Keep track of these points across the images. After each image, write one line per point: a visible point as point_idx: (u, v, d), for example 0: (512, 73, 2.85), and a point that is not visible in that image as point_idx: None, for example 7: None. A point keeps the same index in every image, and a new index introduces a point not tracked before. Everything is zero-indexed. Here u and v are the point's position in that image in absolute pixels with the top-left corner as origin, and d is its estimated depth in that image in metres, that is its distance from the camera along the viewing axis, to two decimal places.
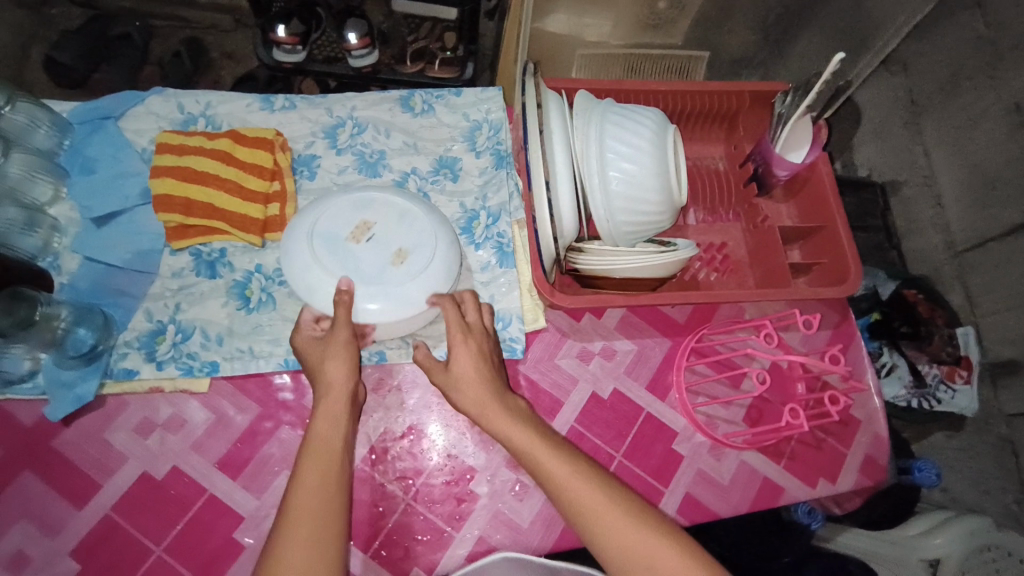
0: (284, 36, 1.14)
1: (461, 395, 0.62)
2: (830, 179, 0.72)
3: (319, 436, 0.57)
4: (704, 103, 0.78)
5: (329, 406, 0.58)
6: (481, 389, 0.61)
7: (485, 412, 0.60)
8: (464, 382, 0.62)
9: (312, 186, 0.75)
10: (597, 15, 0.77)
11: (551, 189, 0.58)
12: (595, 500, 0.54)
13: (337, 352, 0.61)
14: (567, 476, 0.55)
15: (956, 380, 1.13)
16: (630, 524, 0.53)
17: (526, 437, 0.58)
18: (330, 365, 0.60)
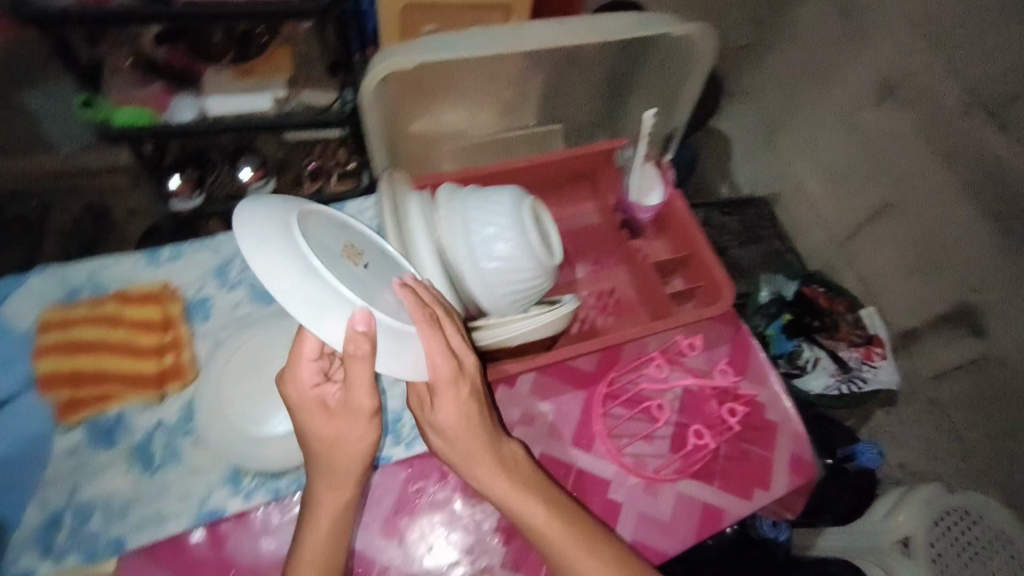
0: (179, 186, 1.21)
1: (451, 448, 0.59)
2: (685, 211, 0.80)
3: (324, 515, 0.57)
4: (565, 170, 0.86)
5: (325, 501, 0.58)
6: (476, 443, 0.58)
7: (483, 474, 0.59)
8: (454, 435, 0.58)
9: (209, 327, 0.72)
10: (449, 109, 0.82)
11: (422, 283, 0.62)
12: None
13: (340, 420, 0.56)
14: (573, 551, 0.57)
15: (874, 358, 1.20)
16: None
17: (531, 510, 0.59)
18: (336, 438, 0.56)
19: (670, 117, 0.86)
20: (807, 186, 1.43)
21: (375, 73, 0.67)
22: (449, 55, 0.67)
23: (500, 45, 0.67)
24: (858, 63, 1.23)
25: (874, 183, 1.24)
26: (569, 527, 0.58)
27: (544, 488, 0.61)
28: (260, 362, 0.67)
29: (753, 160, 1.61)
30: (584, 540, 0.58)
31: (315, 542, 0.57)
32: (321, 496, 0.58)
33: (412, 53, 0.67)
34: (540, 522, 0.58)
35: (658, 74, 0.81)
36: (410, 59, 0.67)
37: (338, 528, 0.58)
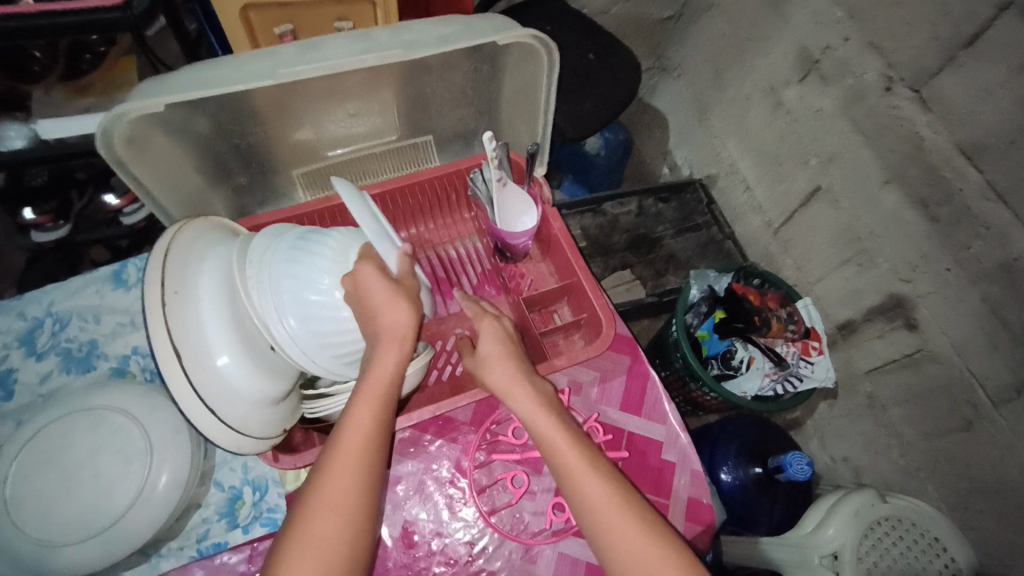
0: (36, 217, 1.07)
1: (489, 371, 0.60)
2: (564, 234, 0.72)
3: (373, 386, 0.52)
4: (433, 189, 0.76)
5: (375, 384, 0.53)
6: (509, 367, 0.60)
7: (519, 403, 0.58)
8: (497, 358, 0.60)
9: (10, 406, 0.63)
10: (288, 132, 0.71)
11: (207, 368, 0.49)
12: (608, 499, 0.52)
13: (388, 299, 0.53)
14: (582, 473, 0.54)
15: (811, 353, 1.15)
16: (640, 539, 0.50)
17: (554, 429, 0.56)
18: (387, 314, 0.53)
19: (533, 128, 0.80)
20: (742, 167, 1.34)
21: (129, 110, 0.55)
22: (216, 90, 0.55)
23: (276, 77, 0.56)
24: (781, 36, 1.13)
25: (803, 164, 1.15)
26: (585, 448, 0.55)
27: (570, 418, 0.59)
28: (67, 443, 0.58)
29: (688, 141, 1.51)
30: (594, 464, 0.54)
31: (353, 429, 0.51)
32: (371, 383, 0.53)
33: (172, 89, 0.55)
34: (560, 443, 0.55)
35: (513, 77, 0.73)
36: (167, 97, 0.55)
37: (386, 411, 0.53)
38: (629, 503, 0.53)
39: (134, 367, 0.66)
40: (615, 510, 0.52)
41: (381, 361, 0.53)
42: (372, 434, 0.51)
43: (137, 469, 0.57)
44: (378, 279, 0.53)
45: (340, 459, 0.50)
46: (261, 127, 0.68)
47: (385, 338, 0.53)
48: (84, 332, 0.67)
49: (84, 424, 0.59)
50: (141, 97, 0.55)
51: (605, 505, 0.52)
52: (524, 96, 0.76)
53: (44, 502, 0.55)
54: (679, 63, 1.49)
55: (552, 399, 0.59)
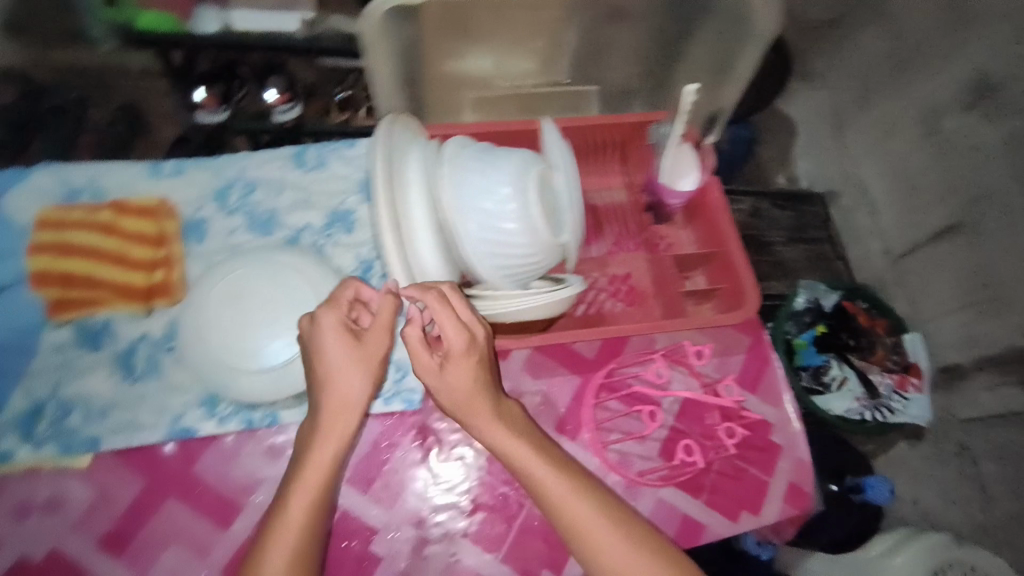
0: (204, 100, 1.15)
1: (451, 404, 0.55)
2: (721, 202, 0.71)
3: (316, 463, 0.50)
4: (594, 136, 0.77)
5: (318, 460, 0.51)
6: (476, 397, 0.54)
7: (489, 432, 0.55)
8: (459, 401, 0.54)
9: (202, 250, 0.71)
10: (472, 54, 0.75)
11: (410, 247, 0.55)
12: (605, 540, 0.50)
13: (349, 366, 0.52)
14: (565, 496, 0.52)
15: (908, 388, 1.09)
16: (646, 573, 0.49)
17: (534, 470, 0.53)
18: (340, 383, 0.52)
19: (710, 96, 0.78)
20: (872, 192, 1.26)
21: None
22: None
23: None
24: (953, 59, 1.05)
25: (949, 197, 1.09)
26: (560, 470, 0.53)
27: (537, 433, 0.57)
28: (243, 291, 0.65)
29: (810, 153, 1.42)
30: (573, 485, 0.53)
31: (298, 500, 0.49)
32: (325, 433, 0.51)
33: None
34: (543, 479, 0.53)
35: (701, 45, 0.73)
36: None
37: (330, 483, 0.51)
38: (631, 533, 0.51)
39: (305, 240, 0.73)
40: (605, 532, 0.51)
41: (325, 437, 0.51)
42: (313, 507, 0.49)
43: None
44: (342, 345, 0.52)
45: (292, 529, 0.48)
46: (457, 44, 0.72)
47: (328, 410, 0.52)
48: (268, 201, 0.74)
49: (258, 277, 0.65)
50: None
51: (596, 526, 0.51)
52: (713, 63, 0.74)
53: (226, 335, 0.63)
54: (823, 71, 1.38)
55: (518, 416, 0.56)
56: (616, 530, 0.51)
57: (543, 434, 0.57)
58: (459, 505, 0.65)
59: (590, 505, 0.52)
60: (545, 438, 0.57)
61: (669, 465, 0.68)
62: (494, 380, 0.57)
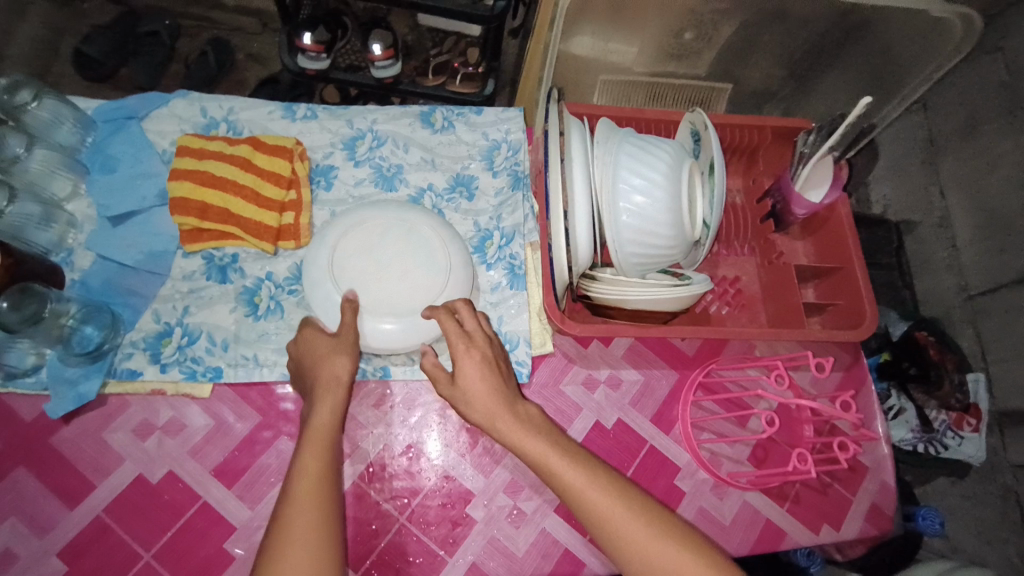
0: (310, 44, 1.14)
1: (471, 410, 0.57)
2: (849, 221, 0.71)
3: (318, 436, 0.53)
4: (731, 137, 0.77)
5: (321, 427, 0.54)
6: (490, 398, 0.57)
7: (505, 432, 0.56)
8: (474, 402, 0.57)
9: (329, 198, 0.72)
10: (622, 42, 0.76)
11: (567, 218, 0.57)
12: (623, 518, 0.51)
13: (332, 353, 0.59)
14: (586, 491, 0.52)
15: (965, 428, 0.98)
16: (665, 551, 0.49)
17: (544, 455, 0.54)
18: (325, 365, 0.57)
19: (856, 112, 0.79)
20: None
21: None
22: None
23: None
24: None
25: None
26: (582, 466, 0.54)
27: (555, 432, 0.57)
28: (382, 234, 0.67)
29: None
30: (596, 479, 0.53)
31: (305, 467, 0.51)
32: (317, 424, 0.54)
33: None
34: (563, 475, 0.53)
35: (860, 55, 0.74)
36: None
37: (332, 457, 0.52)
38: (647, 514, 0.52)
39: (427, 201, 0.73)
40: (629, 524, 0.51)
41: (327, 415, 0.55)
42: (320, 481, 0.50)
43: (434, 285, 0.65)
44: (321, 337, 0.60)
45: (303, 491, 0.49)
46: (612, 24, 0.73)
47: (320, 392, 0.56)
48: (396, 157, 0.74)
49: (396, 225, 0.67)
50: None
51: (617, 519, 0.51)
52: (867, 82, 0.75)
53: (362, 274, 0.64)
54: None
55: (534, 417, 0.57)
56: (624, 506, 0.52)
57: (561, 433, 0.57)
58: None
59: (611, 500, 0.52)
60: (565, 438, 0.57)
61: (759, 473, 0.67)
62: (509, 383, 0.59)
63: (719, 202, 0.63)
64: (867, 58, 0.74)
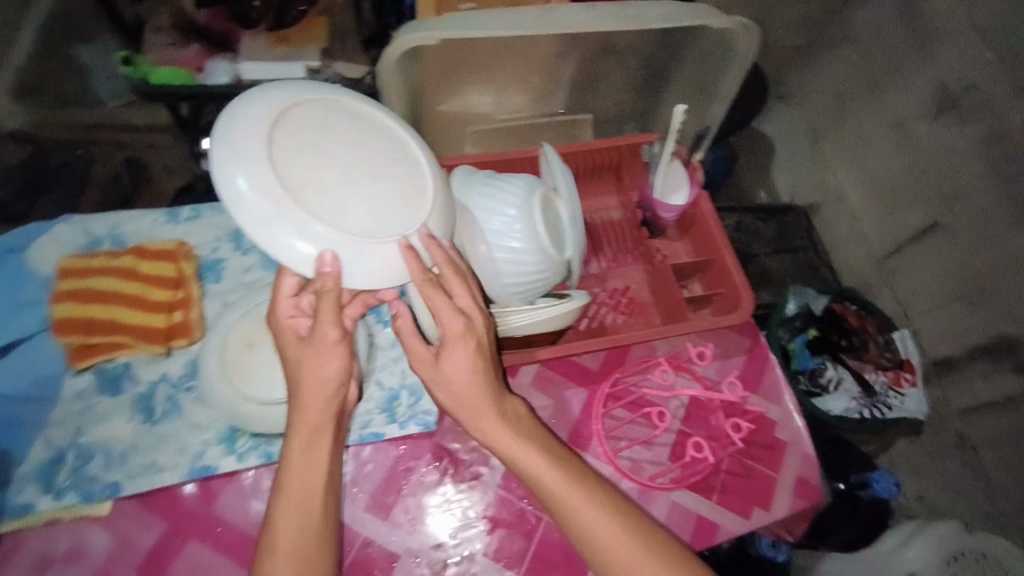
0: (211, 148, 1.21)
1: (453, 398, 0.56)
2: (713, 215, 0.77)
3: (298, 489, 0.52)
4: (593, 159, 0.83)
5: (307, 455, 0.53)
6: (477, 393, 0.55)
7: (488, 429, 0.56)
8: (458, 390, 0.55)
9: (220, 290, 0.74)
10: (476, 94, 0.81)
11: None
12: (603, 526, 0.53)
13: (319, 352, 0.54)
14: (584, 509, 0.54)
15: (903, 384, 1.11)
16: (646, 563, 0.52)
17: (528, 458, 0.56)
18: (318, 369, 0.54)
19: (701, 115, 0.85)
20: (850, 199, 1.32)
21: (396, 44, 0.65)
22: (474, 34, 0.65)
23: (529, 28, 0.65)
24: (921, 74, 1.11)
25: (926, 199, 1.13)
26: (572, 476, 0.55)
27: (543, 435, 0.58)
28: (320, 136, 0.54)
29: (795, 167, 1.49)
30: (590, 493, 0.54)
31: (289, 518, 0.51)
32: (301, 460, 0.53)
33: (443, 27, 0.65)
34: (555, 486, 0.54)
35: (687, 70, 0.80)
36: (435, 33, 0.65)
37: (319, 496, 0.53)
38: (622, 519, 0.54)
39: None
40: (622, 542, 0.52)
41: (302, 467, 0.53)
42: (308, 531, 0.51)
43: (328, 352, 0.67)
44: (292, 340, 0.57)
45: (283, 542, 0.50)
46: (459, 79, 0.78)
47: (301, 428, 0.54)
48: None
49: (331, 123, 0.56)
50: (409, 32, 0.65)
51: (608, 537, 0.53)
52: (696, 89, 0.82)
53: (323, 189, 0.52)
54: (797, 91, 1.47)
55: (520, 415, 0.58)
56: (617, 521, 0.54)
57: (548, 437, 0.58)
58: (479, 522, 0.66)
59: (606, 517, 0.54)
60: (553, 441, 0.59)
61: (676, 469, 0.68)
62: (495, 370, 0.58)
63: (576, 224, 0.66)
64: (690, 73, 0.80)
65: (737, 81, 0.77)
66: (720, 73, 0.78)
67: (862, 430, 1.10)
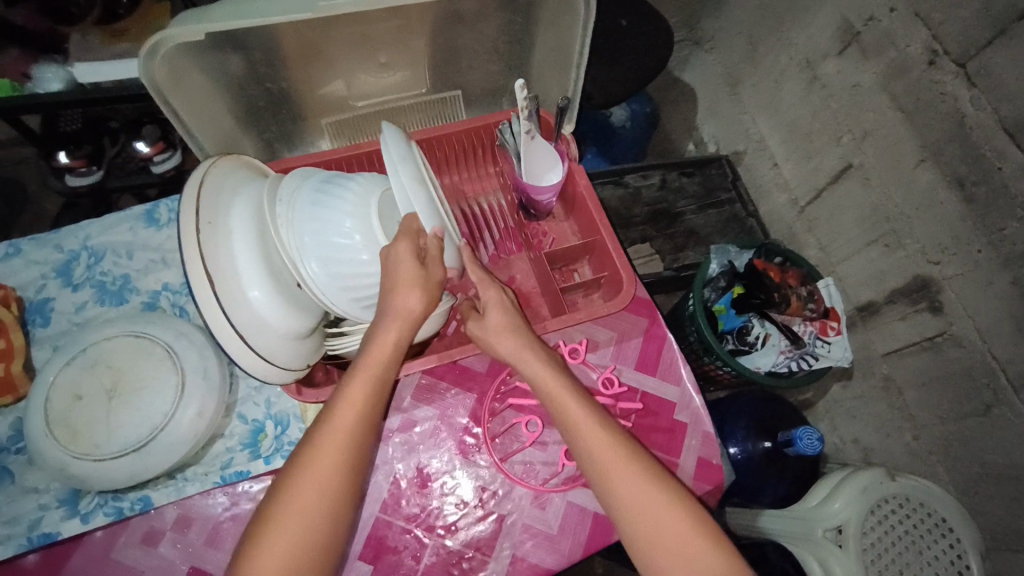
0: (70, 161, 1.08)
1: (497, 346, 0.61)
2: (589, 191, 0.72)
3: (363, 393, 0.54)
4: (460, 142, 0.78)
5: (375, 364, 0.55)
6: (519, 337, 0.61)
7: (527, 361, 0.60)
8: (501, 336, 0.61)
9: (48, 334, 0.66)
10: (322, 82, 0.73)
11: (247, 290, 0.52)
12: (616, 461, 0.54)
13: (408, 285, 0.55)
14: (591, 425, 0.56)
15: (829, 333, 1.08)
16: (636, 484, 0.53)
17: (565, 398, 0.58)
18: (407, 296, 0.55)
19: (564, 81, 0.79)
20: (770, 144, 1.25)
21: (164, 39, 0.56)
22: (258, 21, 0.57)
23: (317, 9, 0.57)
24: (823, 8, 1.04)
25: (836, 142, 1.07)
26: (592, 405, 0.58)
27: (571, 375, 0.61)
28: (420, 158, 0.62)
29: (717, 117, 1.42)
30: (602, 420, 0.57)
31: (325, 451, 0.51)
32: (370, 364, 0.55)
33: (213, 19, 0.56)
34: (567, 404, 0.57)
35: (543, 35, 0.74)
36: (207, 26, 0.56)
37: (370, 409, 0.54)
38: (630, 450, 0.55)
39: (165, 302, 0.69)
40: (619, 459, 0.54)
41: (369, 374, 0.55)
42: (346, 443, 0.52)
43: (168, 391, 0.59)
44: (409, 258, 0.54)
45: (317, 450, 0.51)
46: (296, 73, 0.69)
47: (369, 362, 0.55)
48: (119, 267, 0.69)
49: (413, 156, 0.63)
50: (181, 25, 0.56)
51: (606, 456, 0.54)
52: (555, 55, 0.77)
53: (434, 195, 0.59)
54: (712, 35, 1.40)
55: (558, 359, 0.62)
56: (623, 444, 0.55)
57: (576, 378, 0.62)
58: (362, 551, 0.62)
59: (612, 439, 0.55)
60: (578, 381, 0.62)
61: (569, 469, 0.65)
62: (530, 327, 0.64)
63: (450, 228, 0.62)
64: (546, 42, 0.76)
65: (586, 46, 0.72)
66: (568, 35, 0.73)
67: (790, 383, 1.05)
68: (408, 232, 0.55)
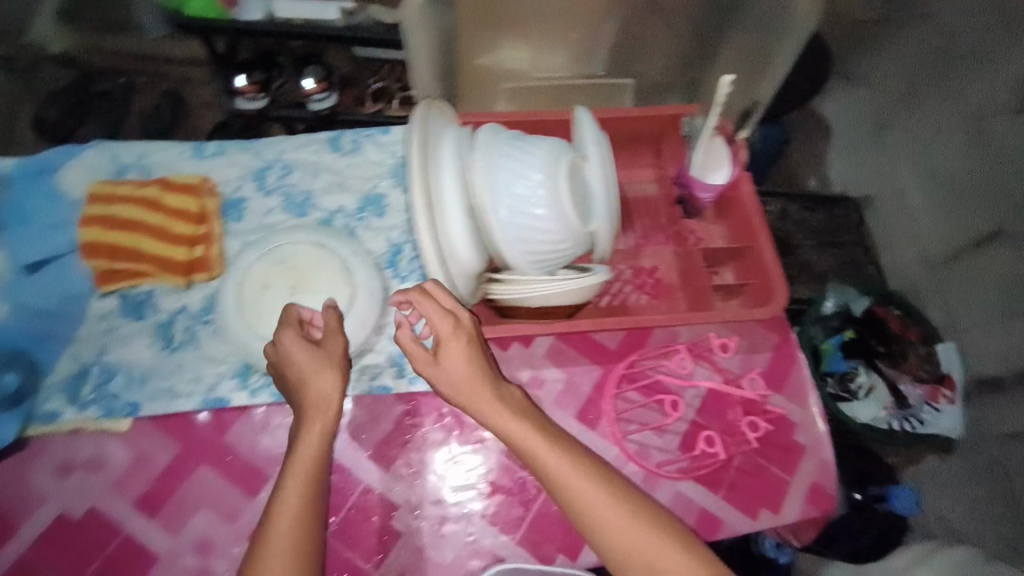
0: (245, 86, 1.19)
1: (452, 392, 0.56)
2: (753, 199, 0.73)
3: (301, 462, 0.53)
4: (636, 126, 0.79)
5: (301, 462, 0.53)
6: (480, 389, 0.55)
7: (488, 414, 0.55)
8: (459, 384, 0.55)
9: (241, 228, 0.74)
10: (509, 47, 0.78)
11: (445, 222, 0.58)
12: (620, 521, 0.51)
13: (319, 371, 0.56)
14: (581, 485, 0.52)
15: (939, 400, 1.03)
16: (644, 536, 0.51)
17: (541, 451, 0.54)
18: (319, 383, 0.55)
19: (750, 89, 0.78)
20: (910, 194, 1.20)
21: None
22: None
23: None
24: (1006, 64, 0.98)
25: (992, 204, 1.02)
26: (579, 468, 0.53)
27: (539, 415, 0.57)
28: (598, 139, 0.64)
29: (849, 156, 1.37)
30: (586, 470, 0.53)
31: (289, 502, 0.51)
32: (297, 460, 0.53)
33: None
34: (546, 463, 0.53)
35: (739, 37, 0.75)
36: None
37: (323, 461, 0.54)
38: (624, 501, 0.52)
39: (338, 222, 0.74)
40: (632, 526, 0.51)
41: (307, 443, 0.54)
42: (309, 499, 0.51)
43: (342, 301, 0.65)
44: (300, 346, 0.57)
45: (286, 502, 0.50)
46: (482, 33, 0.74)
47: (294, 470, 0.52)
48: (304, 184, 0.76)
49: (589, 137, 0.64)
50: None
51: (605, 514, 0.51)
52: (750, 62, 0.75)
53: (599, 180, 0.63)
54: (862, 71, 1.33)
55: (520, 401, 0.56)
56: (616, 500, 0.52)
57: (545, 418, 0.57)
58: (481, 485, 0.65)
59: (605, 493, 0.52)
60: (550, 423, 0.57)
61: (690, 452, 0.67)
62: (494, 368, 0.57)
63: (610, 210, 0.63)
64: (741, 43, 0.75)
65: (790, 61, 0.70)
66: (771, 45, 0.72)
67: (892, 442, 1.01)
68: (291, 321, 0.59)
